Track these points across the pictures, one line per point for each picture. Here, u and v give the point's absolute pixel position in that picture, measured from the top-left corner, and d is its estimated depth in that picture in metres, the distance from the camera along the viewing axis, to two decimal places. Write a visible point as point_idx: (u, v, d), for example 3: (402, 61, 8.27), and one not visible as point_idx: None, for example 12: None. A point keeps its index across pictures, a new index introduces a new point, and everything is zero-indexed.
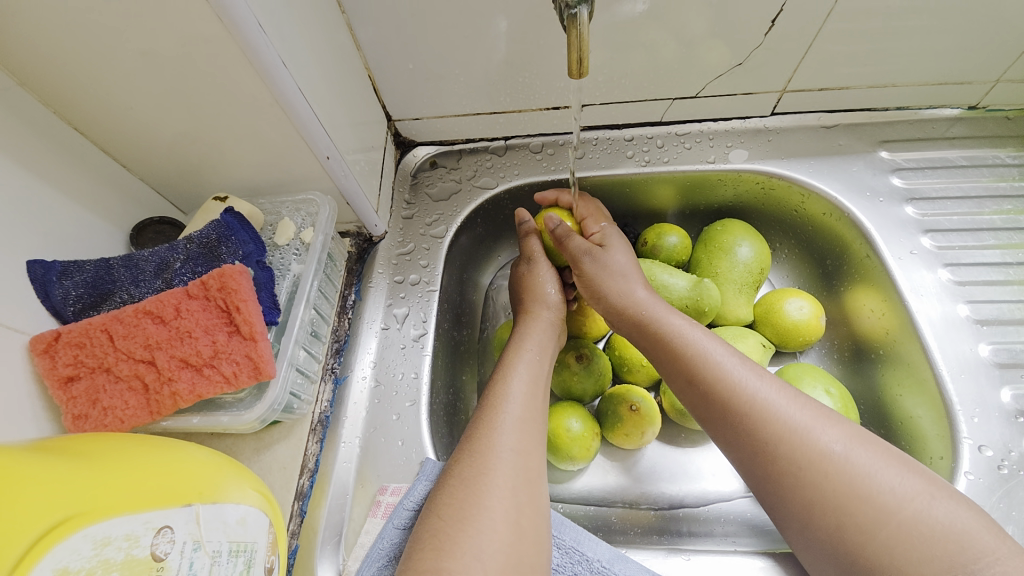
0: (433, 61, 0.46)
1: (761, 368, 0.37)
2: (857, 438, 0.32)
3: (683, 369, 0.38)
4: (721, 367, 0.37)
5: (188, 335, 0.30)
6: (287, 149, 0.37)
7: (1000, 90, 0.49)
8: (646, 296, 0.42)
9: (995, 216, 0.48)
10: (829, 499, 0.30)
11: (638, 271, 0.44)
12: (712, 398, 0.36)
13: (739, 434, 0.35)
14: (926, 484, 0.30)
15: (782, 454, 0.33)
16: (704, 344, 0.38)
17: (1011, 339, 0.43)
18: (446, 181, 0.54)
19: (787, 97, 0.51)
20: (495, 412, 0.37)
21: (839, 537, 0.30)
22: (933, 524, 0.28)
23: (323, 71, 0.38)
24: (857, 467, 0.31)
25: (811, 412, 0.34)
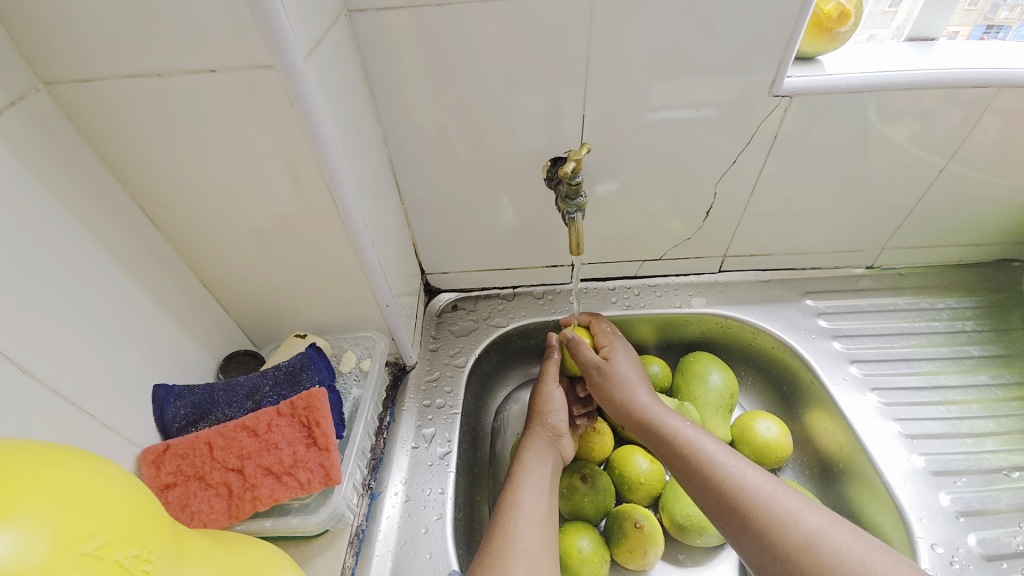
0: (464, 231, 0.61)
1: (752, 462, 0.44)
2: (834, 523, 0.38)
3: (681, 462, 0.45)
4: (712, 460, 0.44)
5: (275, 446, 0.37)
6: (359, 299, 0.49)
7: (886, 255, 0.67)
8: (648, 401, 0.51)
9: (906, 348, 0.61)
10: None
11: (642, 381, 0.53)
12: (708, 492, 0.43)
13: (733, 519, 0.41)
14: (897, 565, 0.35)
15: (771, 540, 0.38)
16: (697, 441, 0.46)
17: (936, 449, 0.52)
18: (465, 320, 0.66)
19: (729, 260, 0.67)
20: (509, 520, 0.45)
21: None
22: None
23: (389, 243, 0.52)
24: (832, 550, 0.36)
25: (792, 500, 0.40)
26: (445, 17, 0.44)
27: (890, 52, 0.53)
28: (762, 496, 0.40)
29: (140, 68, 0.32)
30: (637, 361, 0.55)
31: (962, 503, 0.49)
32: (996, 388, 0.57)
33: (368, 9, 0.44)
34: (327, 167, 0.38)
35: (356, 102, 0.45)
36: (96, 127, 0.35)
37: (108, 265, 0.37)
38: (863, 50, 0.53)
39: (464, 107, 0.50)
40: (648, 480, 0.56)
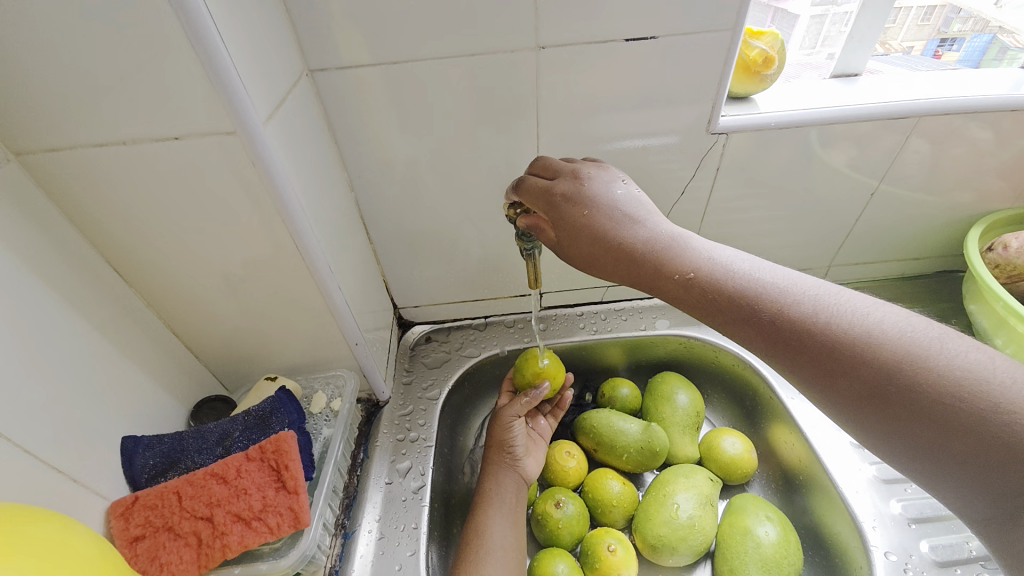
0: (434, 267, 0.64)
1: (799, 279, 0.36)
2: (864, 304, 0.34)
3: (693, 289, 0.39)
4: (725, 278, 0.38)
5: (244, 492, 0.38)
6: (329, 340, 0.50)
7: (835, 271, 0.72)
8: (637, 237, 0.41)
9: None
10: (871, 365, 0.31)
11: (622, 213, 0.42)
12: (757, 327, 0.36)
13: (766, 326, 0.35)
14: (938, 331, 0.31)
15: (847, 367, 0.32)
16: (702, 264, 0.39)
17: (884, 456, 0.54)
18: (438, 352, 0.68)
19: None
20: (479, 563, 0.45)
21: (890, 392, 0.31)
22: (956, 363, 0.29)
23: (359, 283, 0.54)
24: (934, 369, 0.30)
25: (848, 306, 0.34)
26: (404, 73, 0.48)
27: (818, 89, 0.58)
28: (813, 309, 0.34)
29: (107, 137, 0.34)
30: (608, 189, 0.43)
31: (913, 509, 0.50)
32: None
33: (330, 69, 0.47)
34: (290, 219, 0.40)
35: (322, 152, 0.47)
36: (63, 191, 0.36)
37: (77, 323, 0.38)
38: (791, 89, 0.59)
39: (427, 152, 0.53)
40: (622, 501, 0.57)
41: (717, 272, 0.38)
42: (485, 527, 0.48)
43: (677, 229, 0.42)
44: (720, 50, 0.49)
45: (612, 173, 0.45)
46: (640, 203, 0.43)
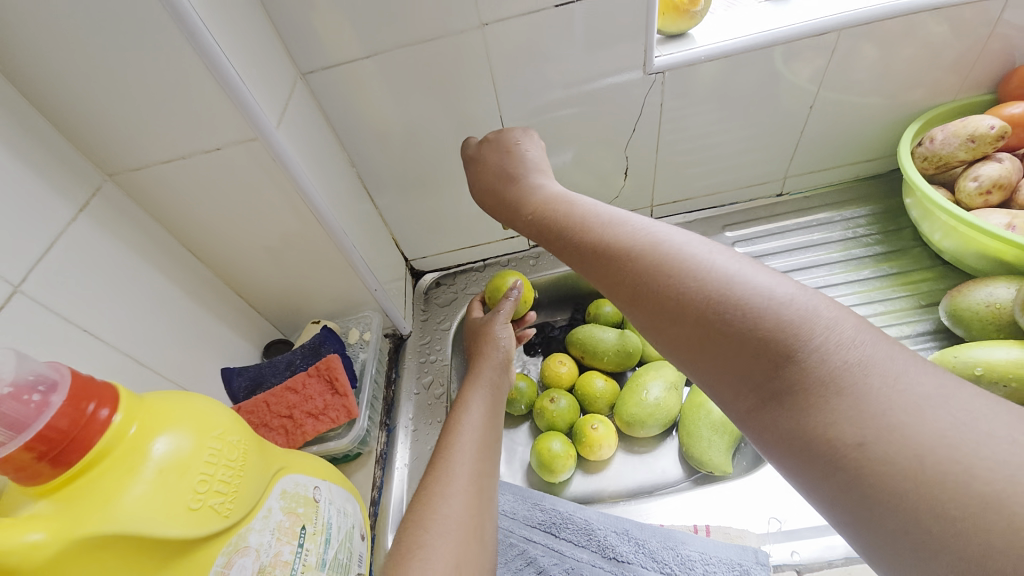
0: (431, 222, 0.76)
1: (611, 210, 0.43)
2: (670, 233, 0.38)
3: (544, 226, 0.47)
4: (566, 215, 0.45)
5: (311, 397, 0.54)
6: (353, 290, 0.64)
7: (792, 182, 0.78)
8: (522, 184, 0.53)
9: (808, 257, 0.74)
10: (651, 280, 0.36)
11: (512, 169, 0.54)
12: (579, 251, 0.42)
13: (586, 250, 0.41)
14: (729, 257, 0.34)
15: (634, 282, 0.37)
16: (556, 204, 0.47)
17: None
18: (447, 293, 0.82)
19: (657, 208, 0.80)
20: (455, 438, 0.51)
21: (662, 303, 0.34)
22: (724, 279, 0.32)
23: (371, 241, 0.67)
24: (697, 283, 0.33)
25: (653, 235, 0.38)
26: (377, 65, 0.58)
27: (751, 15, 0.64)
28: (621, 236, 0.39)
29: (170, 154, 0.47)
30: (511, 153, 0.56)
31: None
32: (875, 278, 0.69)
33: (318, 70, 0.57)
34: (307, 199, 0.53)
35: (323, 140, 0.59)
36: (147, 200, 0.50)
37: (174, 294, 0.53)
38: (726, 19, 0.64)
39: (408, 127, 0.64)
40: (604, 394, 0.72)
41: (563, 211, 0.46)
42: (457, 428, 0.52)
43: (544, 178, 0.53)
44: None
45: (508, 137, 0.58)
46: (535, 164, 0.54)
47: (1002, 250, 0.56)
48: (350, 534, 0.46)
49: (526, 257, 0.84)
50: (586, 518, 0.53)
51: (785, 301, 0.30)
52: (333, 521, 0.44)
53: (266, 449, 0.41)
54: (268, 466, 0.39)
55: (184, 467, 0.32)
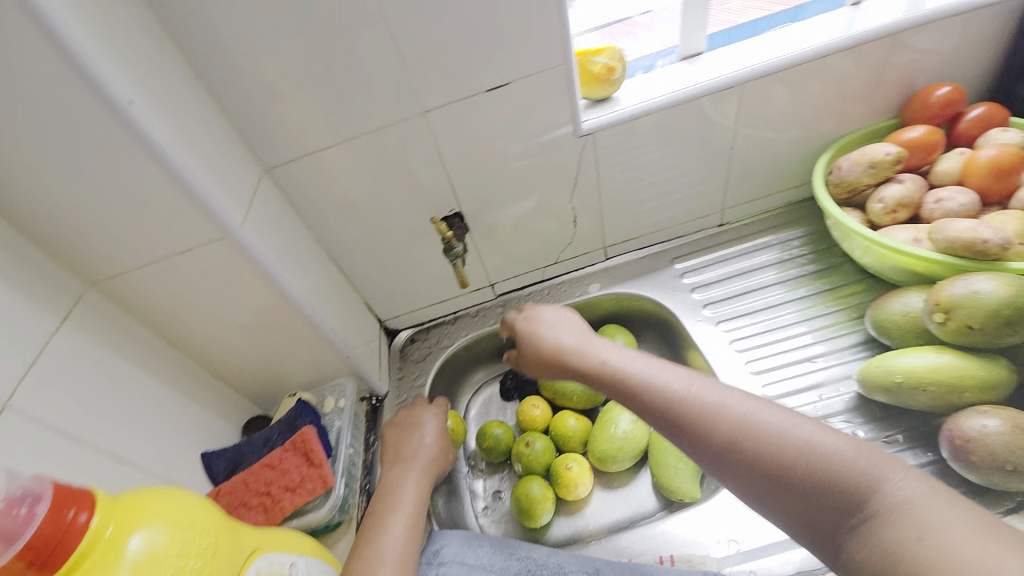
0: (400, 284, 0.81)
1: (665, 364, 0.47)
2: (734, 392, 0.41)
3: (599, 378, 0.51)
4: (623, 367, 0.49)
5: (288, 472, 0.57)
6: (327, 359, 0.68)
7: (730, 213, 0.85)
8: (571, 339, 0.58)
9: (751, 283, 0.79)
10: (721, 436, 0.39)
11: (554, 317, 0.63)
12: (643, 405, 0.46)
13: (650, 405, 0.45)
14: (791, 415, 0.38)
15: (699, 437, 0.41)
16: (603, 355, 0.53)
17: (756, 353, 0.70)
18: (421, 349, 0.85)
19: (610, 248, 0.86)
20: None
21: (730, 456, 0.38)
22: (794, 440, 0.36)
23: (340, 309, 0.71)
24: (764, 443, 0.37)
25: (712, 393, 0.42)
26: (333, 154, 0.63)
27: (667, 76, 0.71)
28: (683, 393, 0.43)
29: (142, 258, 0.52)
30: (552, 312, 0.64)
31: (773, 388, 0.66)
32: (812, 297, 0.74)
33: (280, 164, 0.63)
34: (273, 281, 0.57)
35: (288, 225, 0.64)
36: (123, 300, 0.54)
37: (153, 383, 0.56)
38: (645, 81, 0.71)
39: (367, 203, 0.69)
40: (577, 432, 0.75)
41: (616, 366, 0.50)
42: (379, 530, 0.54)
43: (565, 326, 0.61)
44: (561, 78, 0.63)
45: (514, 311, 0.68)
46: (565, 318, 0.63)
47: (921, 264, 0.59)
48: None
49: (494, 305, 0.88)
50: (558, 563, 0.56)
51: (843, 456, 0.34)
52: None
53: (240, 533, 0.43)
54: (240, 550, 0.42)
55: (156, 563, 0.34)
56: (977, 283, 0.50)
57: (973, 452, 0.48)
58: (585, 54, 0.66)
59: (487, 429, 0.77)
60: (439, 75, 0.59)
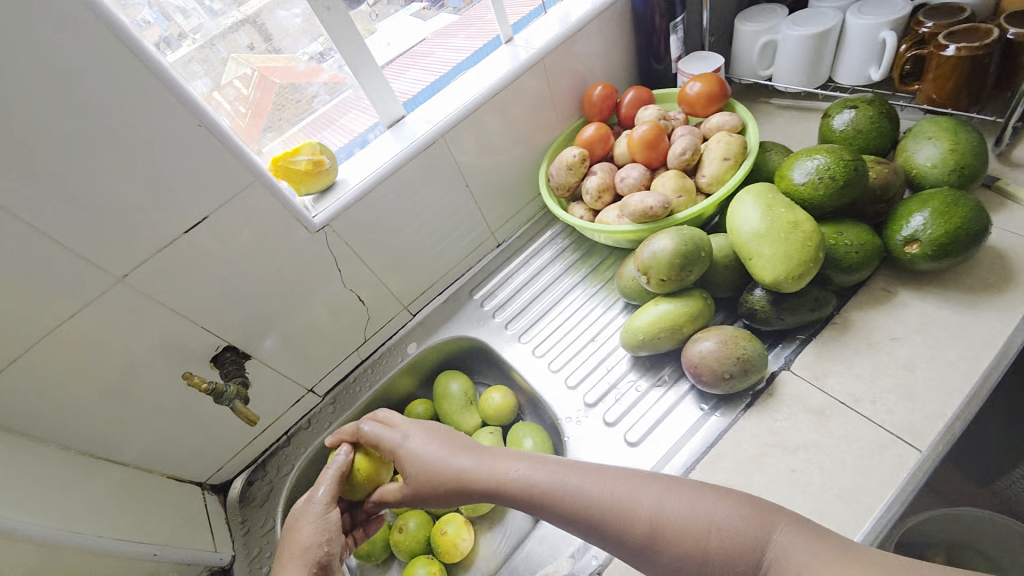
0: (201, 440, 0.74)
1: (581, 471, 0.48)
2: (653, 485, 0.45)
3: (521, 501, 0.49)
4: (540, 482, 0.48)
5: None
6: (129, 569, 0.60)
7: (500, 232, 0.93)
8: (467, 460, 0.53)
9: (537, 287, 0.87)
10: (654, 538, 0.42)
11: (433, 436, 0.57)
12: (574, 521, 0.46)
13: (584, 519, 0.45)
14: (700, 496, 0.43)
15: (635, 541, 0.43)
16: (512, 471, 0.50)
17: (553, 354, 0.77)
18: (262, 489, 0.79)
19: (410, 306, 0.88)
20: None
21: (665, 554, 0.41)
22: (710, 524, 0.40)
23: (125, 507, 0.63)
24: (686, 534, 0.41)
25: (635, 495, 0.44)
26: (32, 361, 0.56)
27: (379, 148, 0.75)
28: (609, 501, 0.45)
29: None
30: (434, 427, 0.59)
31: (574, 379, 0.73)
32: (584, 281, 0.84)
33: None
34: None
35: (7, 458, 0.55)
36: None
37: None
38: (361, 158, 0.74)
39: (109, 386, 0.63)
40: None
41: (533, 482, 0.49)
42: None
43: (453, 441, 0.57)
44: (261, 192, 0.63)
45: (391, 428, 0.60)
46: (449, 436, 0.57)
47: (634, 235, 0.70)
48: None
49: (323, 407, 0.85)
50: None
51: (752, 527, 0.39)
52: None
53: None
54: None
55: None
56: (656, 245, 0.60)
57: (702, 373, 0.58)
58: (285, 158, 0.66)
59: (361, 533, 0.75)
60: (117, 240, 0.56)
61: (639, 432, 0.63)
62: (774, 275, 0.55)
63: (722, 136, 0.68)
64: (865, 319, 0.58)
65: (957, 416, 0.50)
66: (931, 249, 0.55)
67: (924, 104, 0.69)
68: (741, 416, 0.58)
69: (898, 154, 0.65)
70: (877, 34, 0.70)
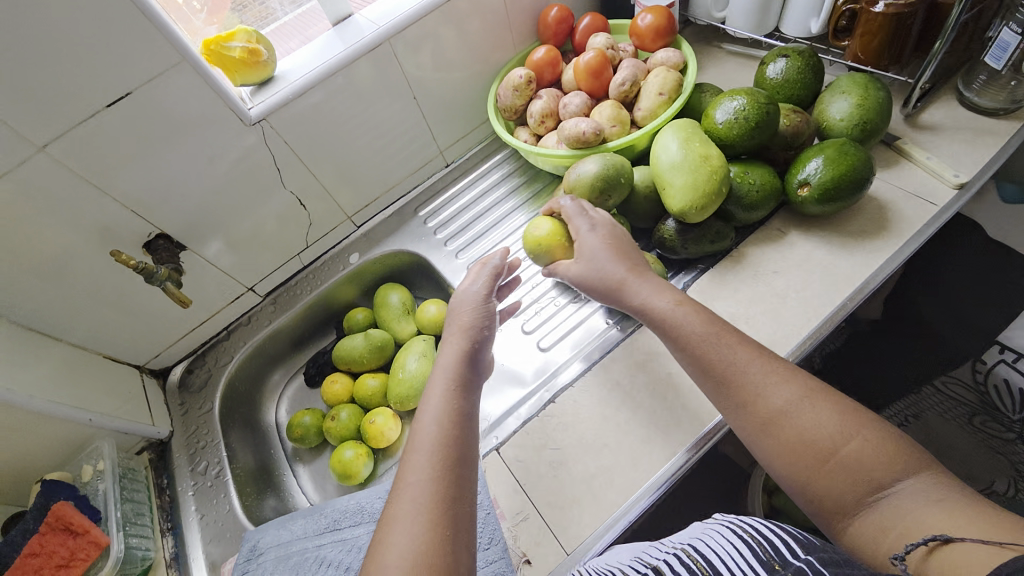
0: (139, 326, 0.76)
1: (744, 348, 0.49)
2: (804, 396, 0.45)
3: (671, 336, 0.52)
4: (688, 334, 0.51)
5: (53, 550, 0.58)
6: (65, 431, 0.64)
7: (450, 153, 0.94)
8: (624, 272, 0.57)
9: (480, 208, 0.90)
10: (787, 426, 0.44)
11: (615, 237, 0.59)
12: (716, 367, 0.49)
13: (727, 381, 0.48)
14: (845, 422, 0.43)
15: (763, 419, 0.46)
16: (664, 307, 0.53)
17: None
18: (201, 376, 0.83)
19: (355, 218, 0.90)
20: (410, 450, 0.43)
21: (791, 440, 0.44)
22: (850, 447, 0.42)
23: (60, 377, 0.66)
24: (826, 434, 0.43)
25: (785, 394, 0.45)
26: None
27: (323, 45, 0.73)
28: (758, 384, 0.47)
29: None
30: (615, 232, 0.60)
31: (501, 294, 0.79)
32: (525, 206, 0.88)
33: None
34: None
35: None
36: None
37: None
38: (304, 53, 0.73)
39: (37, 261, 0.63)
40: (377, 390, 0.82)
41: (679, 329, 0.52)
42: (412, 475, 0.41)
43: (630, 248, 0.60)
44: (190, 74, 0.61)
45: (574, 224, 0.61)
46: (627, 243, 0.60)
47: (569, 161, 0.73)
48: None
49: (264, 306, 0.88)
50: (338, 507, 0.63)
51: (882, 462, 0.41)
52: None
53: None
54: None
55: None
56: (585, 168, 0.64)
57: None
58: (217, 42, 0.64)
59: (297, 422, 0.81)
60: (32, 107, 0.54)
61: (550, 340, 0.70)
62: (681, 204, 0.60)
63: (661, 70, 0.70)
64: (755, 253, 0.66)
65: (809, 335, 0.58)
66: (818, 194, 0.60)
67: (851, 61, 0.73)
68: (638, 327, 0.66)
69: (816, 106, 0.69)
70: None
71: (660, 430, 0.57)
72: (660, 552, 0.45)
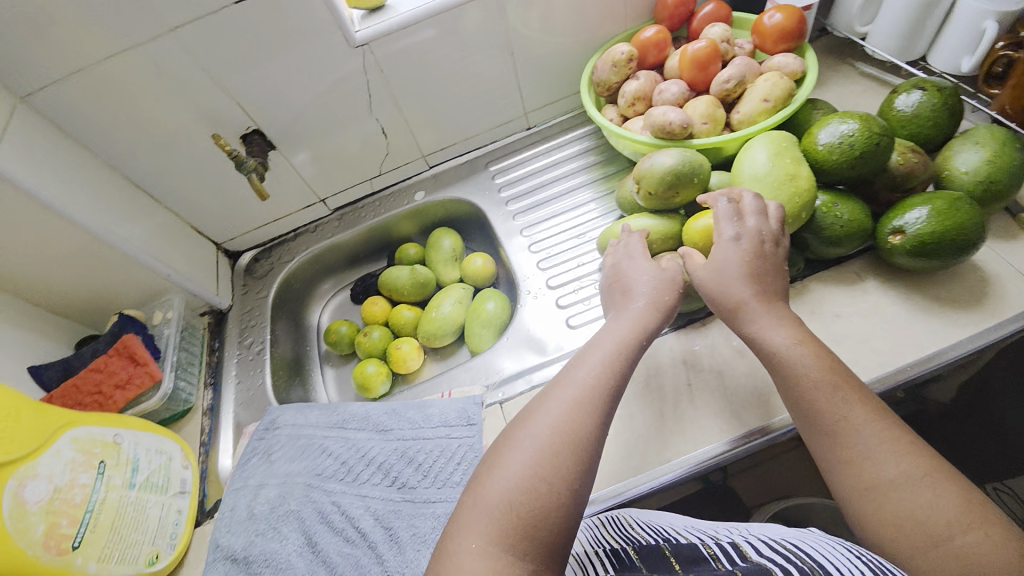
0: (223, 208, 0.85)
1: (868, 407, 0.46)
2: (925, 475, 0.42)
3: (784, 378, 0.50)
4: (803, 381, 0.48)
5: (115, 372, 0.68)
6: (146, 279, 0.74)
7: (534, 116, 0.94)
8: (749, 295, 0.53)
9: (549, 177, 0.90)
10: (893, 502, 0.42)
11: (771, 266, 0.55)
12: (824, 422, 0.46)
13: (835, 441, 0.46)
14: (962, 516, 0.40)
15: (870, 486, 0.43)
16: (783, 347, 0.50)
17: (536, 240, 0.84)
18: (265, 266, 0.92)
19: (429, 158, 0.93)
20: (561, 386, 0.49)
21: (904, 515, 0.41)
22: (966, 540, 0.39)
23: (152, 232, 0.75)
24: (949, 521, 0.40)
25: (896, 467, 0.43)
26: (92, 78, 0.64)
27: None
28: (874, 446, 0.44)
29: None
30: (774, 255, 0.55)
31: (545, 264, 0.80)
32: (592, 185, 0.87)
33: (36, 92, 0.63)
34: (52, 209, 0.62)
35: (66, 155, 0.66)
36: None
37: None
38: None
39: (154, 129, 0.71)
40: (410, 322, 0.87)
41: (797, 370, 0.49)
42: (546, 403, 0.48)
43: (780, 274, 0.55)
44: None
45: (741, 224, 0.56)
46: (779, 267, 0.55)
47: (649, 150, 0.71)
48: (167, 462, 0.65)
49: (330, 219, 0.95)
50: (352, 407, 0.69)
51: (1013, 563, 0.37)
52: (140, 460, 0.62)
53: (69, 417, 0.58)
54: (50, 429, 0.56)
55: None
56: (661, 159, 0.62)
57: None
58: None
59: (335, 328, 0.88)
60: None
61: (576, 320, 0.72)
62: None
63: (772, 76, 0.66)
64: (816, 291, 0.62)
65: None
66: (912, 244, 0.55)
67: (996, 112, 0.65)
68: (667, 331, 0.65)
69: (941, 151, 0.62)
70: (980, 22, 0.65)
71: (661, 435, 0.57)
72: (728, 533, 0.48)
